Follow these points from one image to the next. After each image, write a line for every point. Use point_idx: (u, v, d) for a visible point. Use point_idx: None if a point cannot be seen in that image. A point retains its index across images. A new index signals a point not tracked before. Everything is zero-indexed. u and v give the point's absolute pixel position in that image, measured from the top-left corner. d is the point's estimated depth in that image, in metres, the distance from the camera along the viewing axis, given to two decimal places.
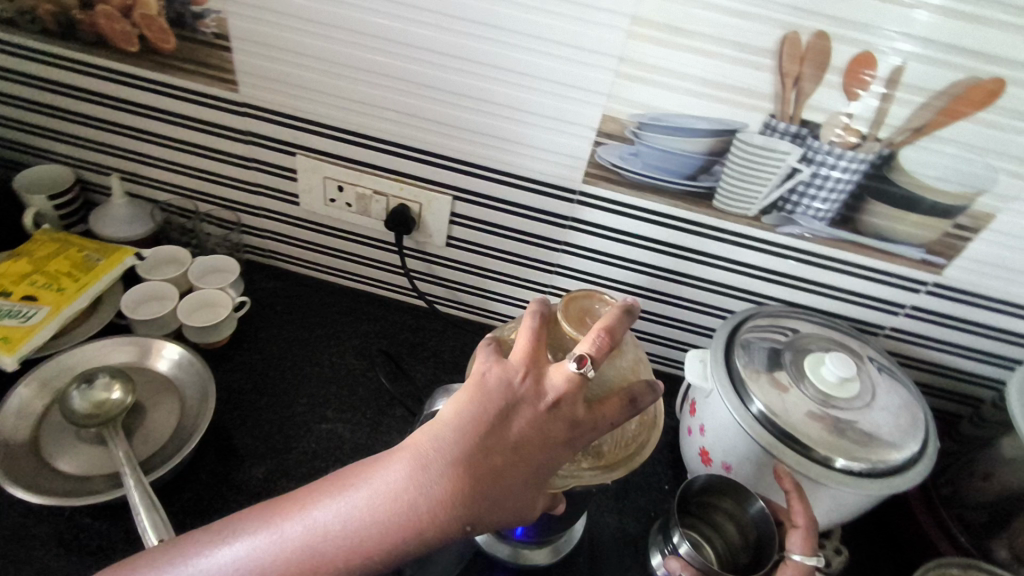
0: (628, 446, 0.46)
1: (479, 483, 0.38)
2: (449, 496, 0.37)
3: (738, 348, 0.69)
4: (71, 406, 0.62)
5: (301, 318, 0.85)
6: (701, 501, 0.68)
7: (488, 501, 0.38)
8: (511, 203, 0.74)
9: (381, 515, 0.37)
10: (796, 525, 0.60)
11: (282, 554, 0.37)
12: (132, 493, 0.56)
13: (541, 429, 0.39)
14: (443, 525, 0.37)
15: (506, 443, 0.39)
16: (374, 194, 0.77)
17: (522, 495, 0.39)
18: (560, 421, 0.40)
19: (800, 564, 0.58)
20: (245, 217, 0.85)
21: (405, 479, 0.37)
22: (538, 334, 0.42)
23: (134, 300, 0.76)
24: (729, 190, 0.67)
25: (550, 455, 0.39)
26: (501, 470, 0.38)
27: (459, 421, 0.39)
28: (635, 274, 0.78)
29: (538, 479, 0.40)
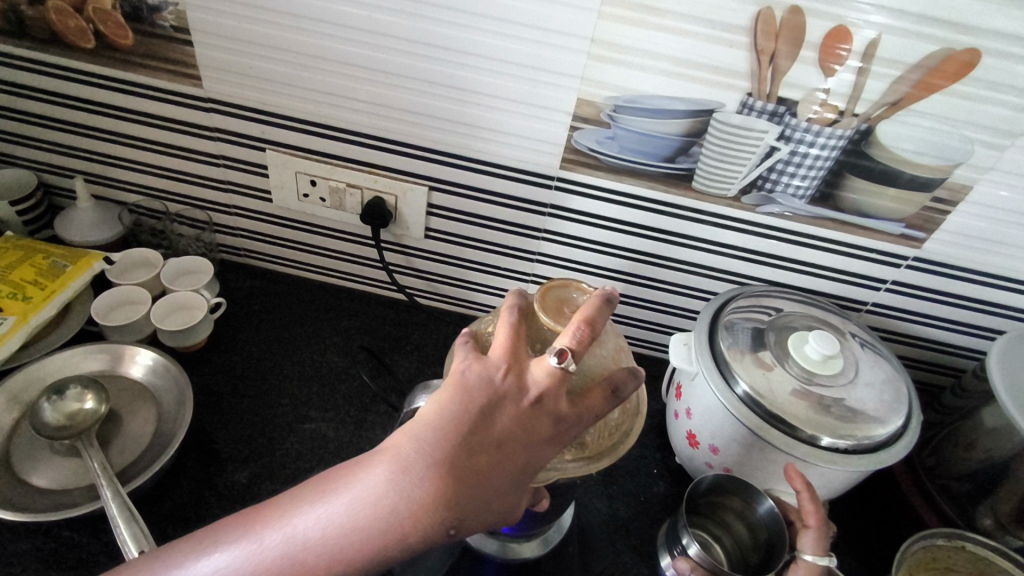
0: (613, 435, 0.45)
1: (463, 484, 0.37)
2: (434, 499, 0.36)
3: (722, 330, 0.69)
4: (43, 419, 0.60)
5: (281, 317, 0.84)
6: (711, 501, 0.68)
7: (473, 501, 0.37)
8: (488, 192, 0.73)
9: (363, 522, 0.36)
10: (809, 525, 0.60)
11: (260, 566, 0.35)
12: (110, 505, 0.54)
13: (525, 425, 0.38)
14: (427, 530, 0.36)
15: (490, 441, 0.38)
16: (348, 188, 0.75)
17: (509, 495, 0.39)
18: (544, 416, 0.39)
19: (812, 565, 0.58)
20: (217, 216, 0.83)
21: (388, 483, 0.36)
22: (517, 329, 0.42)
23: (105, 306, 0.74)
24: (708, 170, 0.66)
25: (535, 451, 0.39)
26: (485, 469, 0.37)
27: (441, 421, 0.38)
28: (617, 259, 0.78)
29: (524, 477, 0.39)
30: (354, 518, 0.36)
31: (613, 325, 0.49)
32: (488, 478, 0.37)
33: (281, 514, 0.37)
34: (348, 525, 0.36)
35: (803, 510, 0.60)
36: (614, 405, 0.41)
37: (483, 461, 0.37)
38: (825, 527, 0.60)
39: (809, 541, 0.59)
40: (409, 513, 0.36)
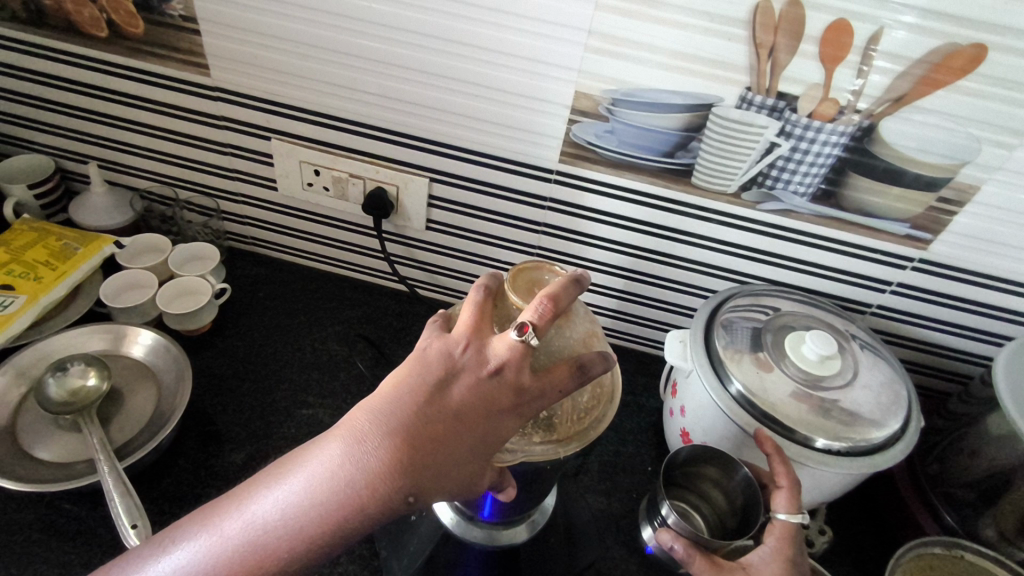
0: (582, 419, 0.45)
1: (420, 453, 0.38)
2: (388, 468, 0.38)
3: (719, 329, 0.68)
4: (47, 394, 0.62)
5: (283, 305, 0.85)
6: (687, 471, 0.67)
7: (431, 470, 0.39)
8: (488, 184, 0.73)
9: (321, 497, 0.38)
10: (780, 485, 0.57)
11: (225, 551, 0.38)
12: (106, 479, 0.56)
13: (482, 397, 0.40)
14: (383, 498, 0.38)
15: (447, 411, 0.39)
16: (350, 177, 0.76)
17: (468, 467, 0.40)
18: (503, 388, 0.40)
19: (787, 524, 0.56)
20: (225, 204, 0.85)
21: (343, 457, 0.39)
22: (481, 305, 0.44)
23: (113, 289, 0.76)
24: (708, 166, 0.66)
25: (494, 422, 0.40)
26: (443, 439, 0.39)
27: (399, 393, 0.40)
28: (617, 255, 0.77)
29: (485, 449, 0.40)
30: (312, 496, 0.38)
31: (588, 309, 0.49)
32: (443, 449, 0.39)
33: (244, 501, 0.40)
34: (306, 504, 0.38)
35: (774, 472, 0.58)
36: (578, 379, 0.41)
37: (437, 433, 0.39)
38: (799, 487, 0.57)
39: (780, 500, 0.57)
40: (364, 481, 0.38)
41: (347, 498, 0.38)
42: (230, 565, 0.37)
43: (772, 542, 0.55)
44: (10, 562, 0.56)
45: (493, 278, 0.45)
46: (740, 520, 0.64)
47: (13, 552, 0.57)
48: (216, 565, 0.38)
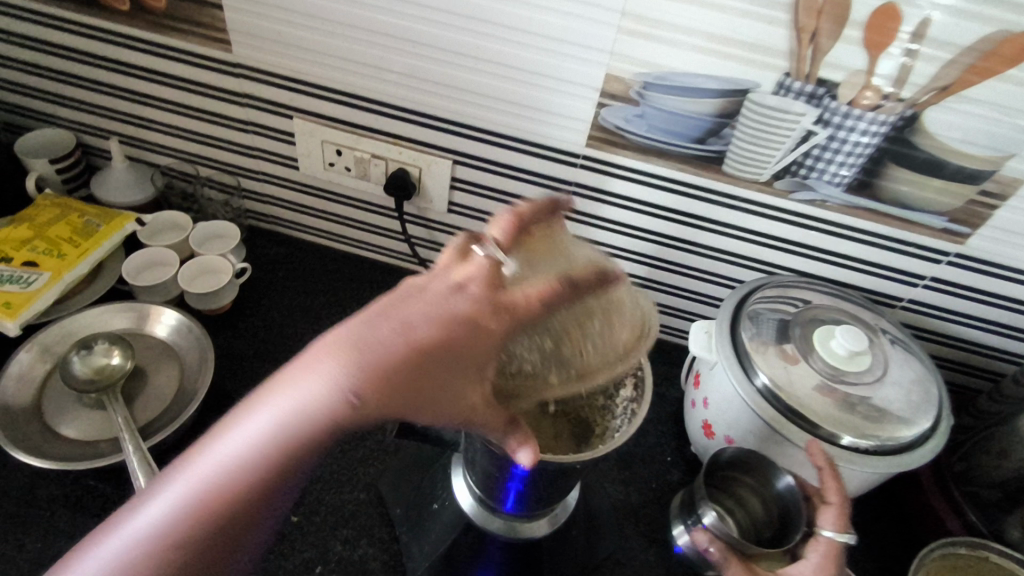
0: (608, 352, 0.42)
1: (394, 360, 0.36)
2: (360, 374, 0.35)
3: (746, 320, 0.67)
4: (72, 371, 0.62)
5: (303, 285, 0.84)
6: (727, 475, 0.66)
7: (409, 375, 0.36)
8: (513, 167, 0.72)
9: (293, 416, 0.36)
10: (829, 502, 0.57)
11: (199, 489, 0.35)
12: (131, 458, 0.57)
13: (462, 308, 0.38)
14: (361, 406, 0.35)
15: (418, 322, 0.37)
16: (373, 158, 0.74)
17: (455, 381, 0.37)
18: (475, 298, 0.38)
19: (832, 541, 0.56)
20: (246, 182, 0.84)
21: (315, 373, 0.36)
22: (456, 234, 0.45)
23: (136, 267, 0.76)
24: (740, 153, 0.64)
25: (474, 326, 0.37)
26: (419, 344, 0.36)
27: (366, 312, 0.38)
28: (641, 242, 0.76)
29: (473, 358, 0.37)
30: (287, 415, 0.36)
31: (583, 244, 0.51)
32: (425, 360, 0.36)
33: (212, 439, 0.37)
34: (280, 423, 0.36)
35: (824, 488, 0.57)
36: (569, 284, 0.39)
37: (416, 344, 0.36)
38: (847, 503, 0.57)
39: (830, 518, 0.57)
40: (337, 391, 0.35)
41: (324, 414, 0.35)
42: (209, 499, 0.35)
43: (816, 558, 0.55)
44: (39, 537, 0.57)
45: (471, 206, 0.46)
46: (774, 522, 0.64)
47: (41, 528, 0.58)
48: (192, 502, 0.35)
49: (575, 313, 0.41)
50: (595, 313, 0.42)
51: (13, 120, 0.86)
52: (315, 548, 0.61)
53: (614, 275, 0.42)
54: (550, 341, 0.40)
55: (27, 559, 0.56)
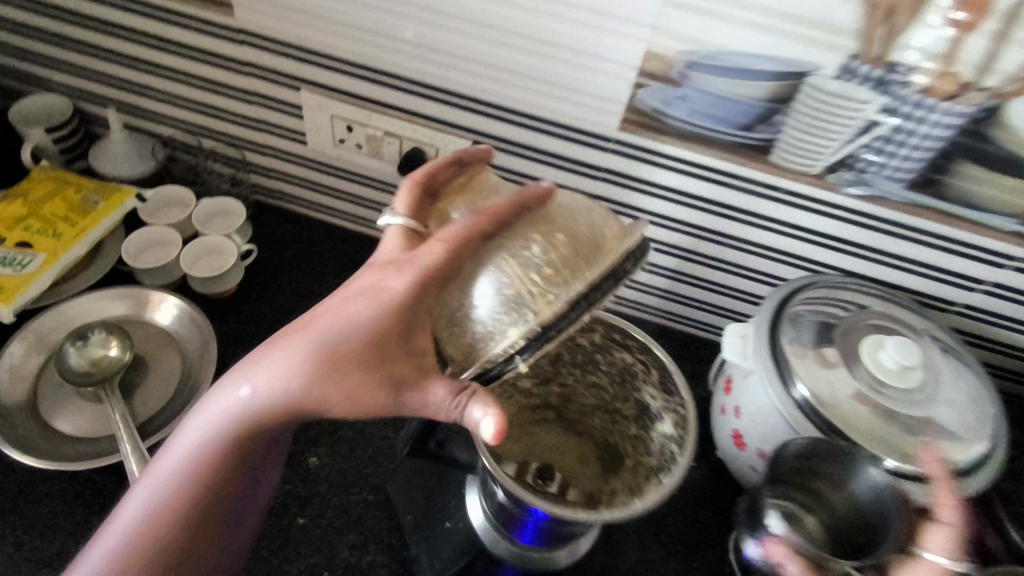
0: (564, 276, 0.36)
1: (300, 339, 0.38)
2: (271, 356, 0.39)
3: (786, 323, 0.62)
4: (68, 363, 0.59)
5: (312, 267, 0.80)
6: (801, 470, 0.57)
7: (313, 348, 0.38)
8: (537, 149, 0.66)
9: (225, 401, 0.39)
10: (943, 522, 0.50)
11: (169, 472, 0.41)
12: (129, 461, 0.55)
13: (368, 277, 0.39)
14: (272, 384, 0.38)
15: (330, 301, 0.40)
16: (386, 136, 0.69)
17: (366, 348, 0.37)
18: (380, 268, 0.40)
19: (942, 567, 0.48)
20: (251, 155, 0.79)
21: (243, 363, 0.40)
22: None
23: (138, 246, 0.72)
24: (792, 142, 0.57)
25: (373, 289, 0.38)
26: (324, 319, 0.38)
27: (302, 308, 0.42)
28: (673, 233, 0.70)
29: (377, 321, 0.37)
30: (224, 391, 0.40)
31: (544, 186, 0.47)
32: (331, 329, 0.38)
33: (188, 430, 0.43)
34: (220, 397, 0.40)
35: (938, 503, 0.51)
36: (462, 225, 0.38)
37: (325, 315, 0.39)
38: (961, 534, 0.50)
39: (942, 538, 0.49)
40: (256, 374, 0.39)
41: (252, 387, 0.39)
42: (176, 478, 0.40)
43: None
44: (36, 535, 0.55)
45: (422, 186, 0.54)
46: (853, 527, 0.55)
47: (38, 525, 0.56)
48: (164, 482, 0.41)
49: (497, 251, 0.38)
50: (526, 240, 0.37)
51: (7, 84, 0.81)
52: (321, 553, 0.58)
53: (527, 198, 0.39)
54: (484, 287, 0.37)
55: (26, 555, 0.54)
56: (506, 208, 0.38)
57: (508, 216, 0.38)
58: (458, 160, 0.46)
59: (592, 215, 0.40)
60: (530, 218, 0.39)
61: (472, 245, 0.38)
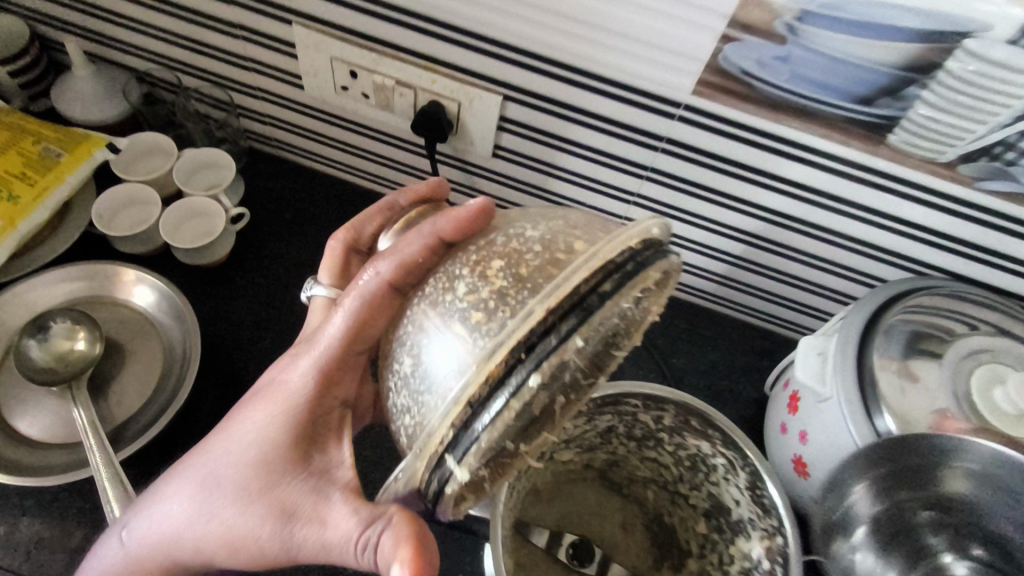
0: (498, 318, 0.30)
1: (222, 441, 0.39)
2: (196, 461, 0.39)
3: (878, 334, 0.52)
4: (31, 357, 0.54)
5: (314, 232, 0.69)
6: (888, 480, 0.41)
7: (230, 451, 0.38)
8: (583, 110, 0.53)
9: (157, 502, 0.40)
10: None
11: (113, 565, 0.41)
12: (100, 479, 0.48)
13: (273, 372, 0.40)
14: (194, 491, 0.38)
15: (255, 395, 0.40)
16: (397, 86, 0.56)
17: (263, 452, 0.37)
18: (302, 344, 0.41)
19: None
20: (240, 97, 0.66)
21: (176, 466, 0.41)
22: (345, 261, 0.50)
23: (111, 206, 0.62)
24: (922, 122, 0.44)
25: (287, 372, 0.39)
26: (241, 416, 0.39)
27: None
28: (742, 216, 0.58)
29: (285, 415, 0.37)
30: (147, 505, 0.41)
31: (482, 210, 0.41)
32: (236, 435, 0.38)
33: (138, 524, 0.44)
34: (145, 511, 0.41)
35: None
36: (375, 281, 0.36)
37: (231, 420, 0.39)
38: None
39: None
40: (182, 480, 0.39)
41: (167, 501, 0.39)
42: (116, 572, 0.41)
43: None
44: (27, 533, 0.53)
45: (362, 220, 0.50)
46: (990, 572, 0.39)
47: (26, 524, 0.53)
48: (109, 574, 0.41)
49: (400, 312, 0.35)
50: (450, 278, 0.33)
51: None
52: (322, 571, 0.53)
53: (444, 225, 0.35)
54: (402, 355, 0.33)
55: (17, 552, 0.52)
56: (420, 250, 0.35)
57: (424, 260, 0.35)
58: (394, 205, 0.50)
59: (549, 230, 0.34)
60: (454, 252, 0.35)
61: (385, 304, 0.36)
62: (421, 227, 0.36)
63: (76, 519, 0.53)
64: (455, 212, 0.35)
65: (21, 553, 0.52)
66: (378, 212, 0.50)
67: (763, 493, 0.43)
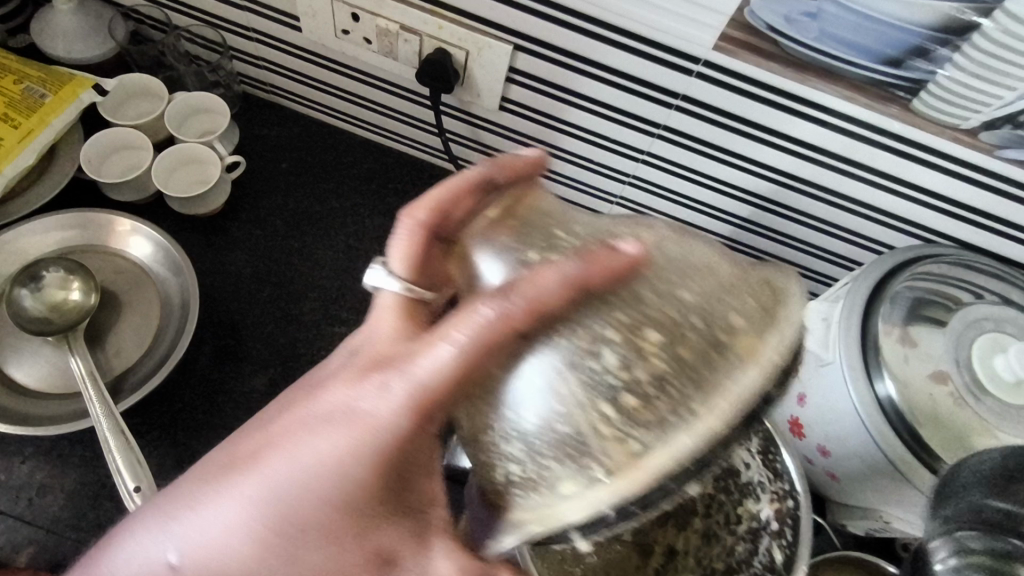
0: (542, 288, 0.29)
1: (291, 477, 0.32)
2: (252, 493, 0.32)
3: (885, 303, 0.52)
4: (23, 307, 0.52)
5: (311, 183, 0.67)
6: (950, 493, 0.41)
7: (306, 490, 0.32)
8: (597, 63, 0.51)
9: (195, 528, 0.33)
10: None
11: None
12: (100, 427, 0.48)
13: (348, 392, 0.31)
14: (258, 528, 0.32)
15: (310, 415, 0.32)
16: (402, 31, 0.53)
17: (355, 498, 0.32)
18: (371, 369, 0.31)
19: None
20: (233, 39, 0.63)
21: (212, 489, 0.33)
22: (419, 257, 0.31)
23: (100, 151, 0.60)
24: (949, 87, 0.43)
25: (366, 411, 0.30)
26: (311, 447, 0.31)
27: (278, 402, 0.34)
28: (753, 178, 0.57)
29: (383, 462, 0.31)
30: (178, 519, 0.34)
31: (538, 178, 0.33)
32: (314, 471, 0.31)
33: (118, 532, 0.35)
34: (174, 536, 0.33)
35: None
36: (497, 325, 0.26)
37: (298, 449, 0.32)
38: None
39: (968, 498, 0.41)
40: (233, 512, 0.32)
41: (214, 523, 0.33)
42: None
43: None
44: (27, 480, 0.52)
45: (447, 202, 0.31)
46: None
47: (28, 471, 0.53)
48: None
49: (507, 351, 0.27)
50: (592, 336, 0.25)
51: None
52: None
53: (594, 271, 0.26)
54: (517, 416, 0.26)
55: (15, 497, 0.52)
56: (558, 291, 0.25)
57: (560, 305, 0.26)
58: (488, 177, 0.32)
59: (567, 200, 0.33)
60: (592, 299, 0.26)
61: (499, 346, 0.26)
62: (558, 264, 0.26)
63: (78, 468, 0.53)
64: (608, 254, 0.26)
65: (23, 500, 0.52)
66: (464, 189, 0.31)
67: (775, 458, 0.50)
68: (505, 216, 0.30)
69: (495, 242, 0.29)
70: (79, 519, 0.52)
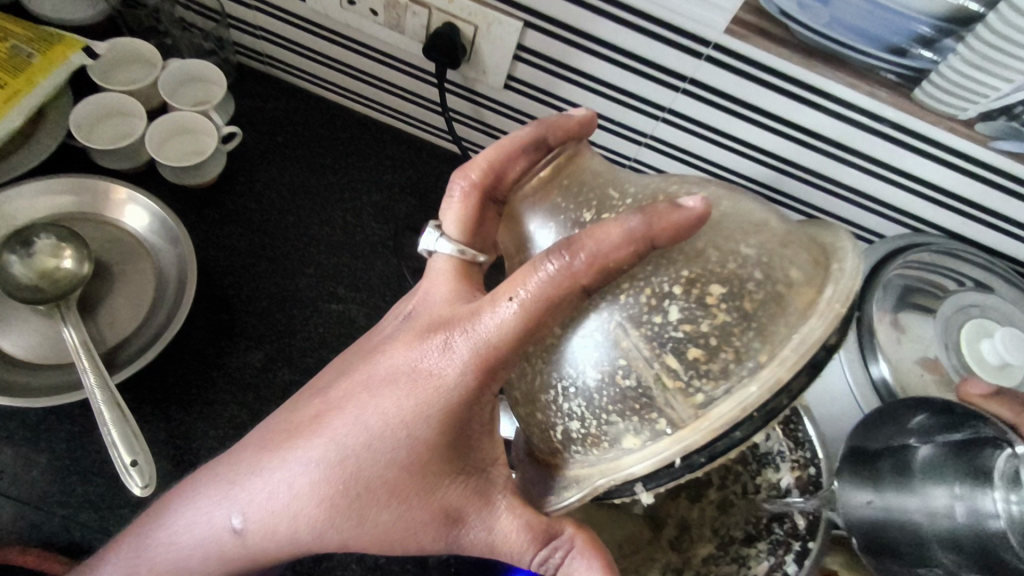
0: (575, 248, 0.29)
1: (352, 437, 0.32)
2: (316, 454, 0.32)
3: (878, 289, 0.53)
4: (12, 274, 0.51)
5: (308, 158, 0.66)
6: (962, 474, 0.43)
7: (367, 451, 0.31)
8: (607, 43, 0.51)
9: (262, 490, 0.34)
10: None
11: (207, 552, 0.36)
12: (94, 399, 0.47)
13: (409, 352, 0.31)
14: (323, 490, 0.32)
15: (371, 375, 0.32)
16: (410, 4, 0.52)
17: (415, 459, 0.31)
18: (432, 327, 0.31)
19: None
20: (231, 6, 0.61)
21: (278, 452, 0.34)
22: (473, 216, 0.33)
23: (91, 116, 0.58)
24: (951, 78, 0.44)
25: (427, 369, 0.30)
26: (373, 407, 0.31)
27: (340, 367, 0.35)
28: (754, 164, 0.58)
29: (441, 421, 0.30)
30: (248, 483, 0.34)
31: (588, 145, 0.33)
32: (374, 431, 0.31)
33: (195, 498, 0.37)
34: (247, 498, 0.34)
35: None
36: (565, 279, 0.26)
37: (361, 409, 0.32)
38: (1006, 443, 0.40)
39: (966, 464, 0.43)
40: (299, 474, 0.33)
41: (283, 486, 0.33)
42: (212, 559, 0.37)
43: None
44: (13, 454, 0.51)
45: (501, 162, 0.33)
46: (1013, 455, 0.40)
47: (13, 445, 0.51)
48: (204, 558, 0.37)
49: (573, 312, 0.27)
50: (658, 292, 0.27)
51: None
52: None
53: (656, 229, 0.26)
54: (579, 367, 0.27)
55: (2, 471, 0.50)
56: (627, 251, 0.26)
57: (625, 261, 0.26)
58: (542, 140, 0.33)
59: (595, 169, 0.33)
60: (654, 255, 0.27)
61: (566, 300, 0.27)
62: (622, 221, 0.26)
63: (66, 443, 0.52)
64: (671, 210, 0.26)
65: (10, 474, 0.50)
66: (518, 150, 0.33)
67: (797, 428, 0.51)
68: (552, 178, 0.32)
69: (544, 206, 0.31)
70: (67, 495, 0.50)
